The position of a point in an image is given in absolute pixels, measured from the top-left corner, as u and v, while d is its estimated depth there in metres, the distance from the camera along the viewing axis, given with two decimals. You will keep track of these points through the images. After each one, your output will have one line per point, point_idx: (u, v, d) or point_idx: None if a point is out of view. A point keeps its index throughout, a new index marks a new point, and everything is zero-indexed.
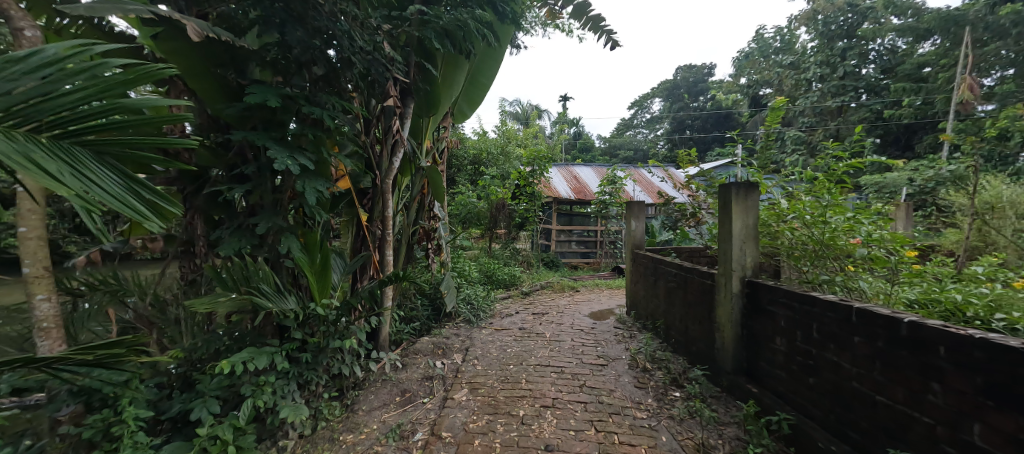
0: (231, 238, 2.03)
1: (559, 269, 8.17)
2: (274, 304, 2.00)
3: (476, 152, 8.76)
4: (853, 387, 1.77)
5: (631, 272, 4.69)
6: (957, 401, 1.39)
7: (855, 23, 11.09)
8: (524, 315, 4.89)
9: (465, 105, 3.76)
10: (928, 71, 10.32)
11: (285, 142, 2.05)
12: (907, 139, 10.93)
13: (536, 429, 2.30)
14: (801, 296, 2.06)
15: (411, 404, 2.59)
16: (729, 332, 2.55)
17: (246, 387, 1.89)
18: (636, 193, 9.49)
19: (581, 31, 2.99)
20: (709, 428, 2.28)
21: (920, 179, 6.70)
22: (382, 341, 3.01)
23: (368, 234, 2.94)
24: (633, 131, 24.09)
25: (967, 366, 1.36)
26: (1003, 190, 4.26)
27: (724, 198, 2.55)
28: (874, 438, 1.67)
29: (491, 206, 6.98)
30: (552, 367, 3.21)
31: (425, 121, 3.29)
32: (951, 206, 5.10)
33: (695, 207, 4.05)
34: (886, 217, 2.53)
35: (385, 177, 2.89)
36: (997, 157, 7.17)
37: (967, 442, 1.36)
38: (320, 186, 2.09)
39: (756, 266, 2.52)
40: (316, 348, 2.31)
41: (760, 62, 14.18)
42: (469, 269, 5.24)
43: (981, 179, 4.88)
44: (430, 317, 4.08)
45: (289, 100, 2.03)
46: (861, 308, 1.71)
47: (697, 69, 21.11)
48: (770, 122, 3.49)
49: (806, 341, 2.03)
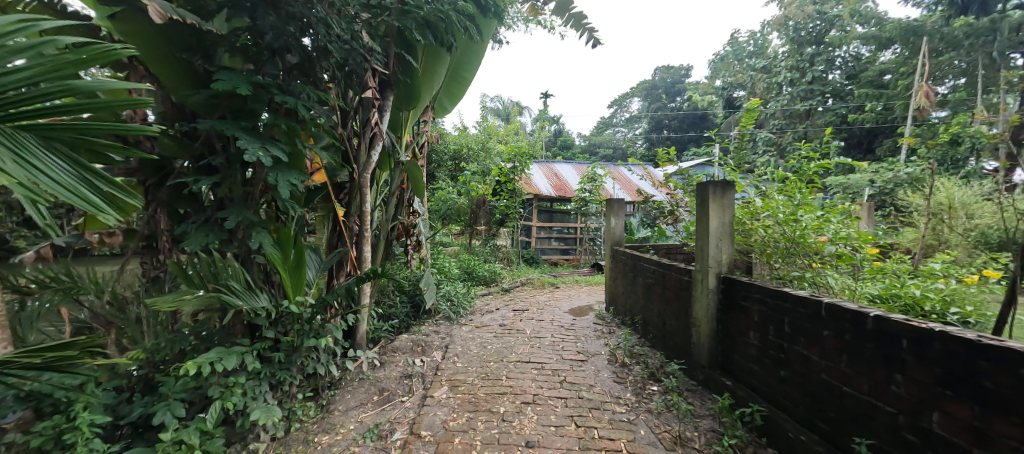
0: (197, 233, 1.92)
1: (539, 266, 8.21)
2: (243, 302, 1.92)
3: (456, 147, 8.67)
4: (821, 379, 1.83)
5: (610, 269, 4.73)
6: (916, 391, 1.45)
7: (823, 31, 11.46)
8: (504, 311, 4.89)
9: (446, 99, 3.69)
10: (889, 78, 10.73)
11: (256, 133, 1.95)
12: (868, 142, 11.49)
13: (517, 425, 2.29)
14: (773, 292, 2.12)
15: (389, 403, 2.54)
16: (704, 326, 2.62)
17: (214, 389, 1.80)
18: (615, 190, 9.64)
19: (563, 28, 2.98)
20: (685, 420, 2.32)
21: (880, 181, 7.02)
22: (360, 339, 2.93)
23: (345, 229, 2.86)
24: (612, 130, 24.35)
25: (927, 357, 1.41)
26: (955, 192, 4.54)
27: (701, 196, 2.59)
28: (839, 428, 1.74)
29: (472, 202, 6.95)
30: (532, 364, 3.21)
31: (405, 115, 3.24)
32: (908, 206, 5.41)
33: (673, 205, 4.13)
34: (851, 216, 2.69)
35: (363, 172, 2.83)
36: (949, 160, 7.61)
37: (926, 430, 1.42)
38: (294, 179, 2.00)
39: (732, 262, 2.57)
40: (289, 348, 2.22)
41: (734, 65, 14.76)
42: (449, 265, 5.20)
43: (936, 181, 5.15)
44: (409, 314, 4.01)
45: (260, 88, 1.94)
46: (830, 303, 1.77)
47: (676, 70, 21.35)
48: (745, 122, 3.58)
49: (777, 336, 2.10)
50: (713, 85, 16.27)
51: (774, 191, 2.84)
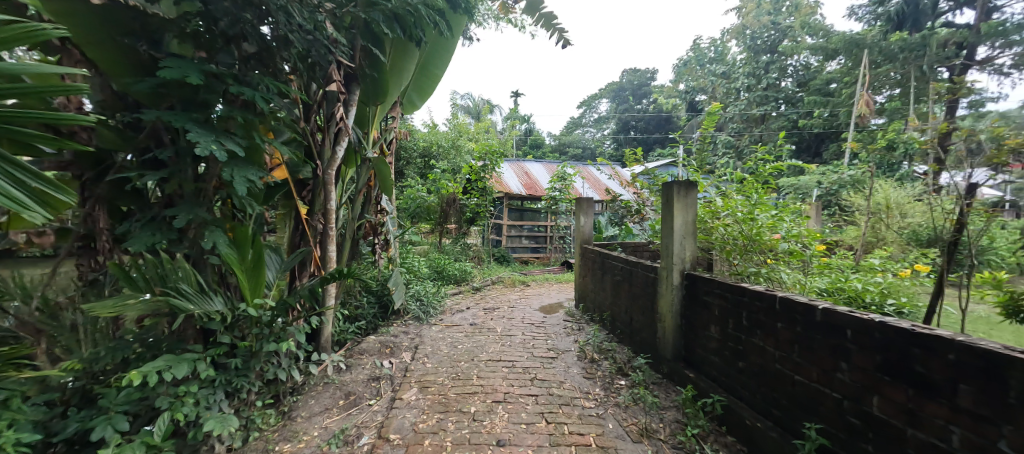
0: (141, 233, 1.77)
1: (510, 265, 8.22)
2: (195, 306, 1.81)
3: (426, 144, 8.57)
4: (775, 369, 1.94)
5: (580, 267, 4.80)
6: (860, 377, 1.55)
7: (776, 40, 12.59)
8: (475, 310, 4.87)
9: (415, 95, 3.62)
10: (835, 86, 11.42)
11: (209, 125, 1.83)
12: (816, 146, 12.33)
13: (487, 425, 2.28)
14: (732, 287, 2.21)
15: (356, 407, 2.46)
16: (669, 321, 2.71)
17: (162, 400, 1.67)
18: (584, 190, 9.80)
19: (533, 27, 2.98)
20: (652, 412, 2.39)
21: (826, 183, 7.52)
22: (324, 342, 2.83)
23: (308, 228, 2.75)
24: (581, 130, 24.75)
25: (868, 346, 1.52)
26: (891, 194, 4.93)
27: (666, 196, 2.67)
28: (791, 414, 1.84)
29: (442, 201, 6.99)
30: (503, 362, 3.21)
31: (372, 110, 3.15)
32: (851, 207, 5.81)
33: (640, 204, 4.25)
34: (802, 215, 2.87)
35: (327, 168, 2.74)
36: (886, 165, 8.23)
37: (867, 413, 1.53)
38: (252, 175, 1.89)
39: (695, 259, 2.67)
40: (247, 353, 2.10)
41: (696, 70, 15.39)
42: (418, 265, 5.12)
43: (875, 183, 5.55)
44: (377, 315, 3.90)
45: (214, 78, 1.82)
46: (783, 297, 1.87)
47: (642, 73, 21.80)
48: (706, 126, 3.73)
49: (736, 329, 2.20)
50: (677, 88, 16.87)
51: (733, 191, 2.98)
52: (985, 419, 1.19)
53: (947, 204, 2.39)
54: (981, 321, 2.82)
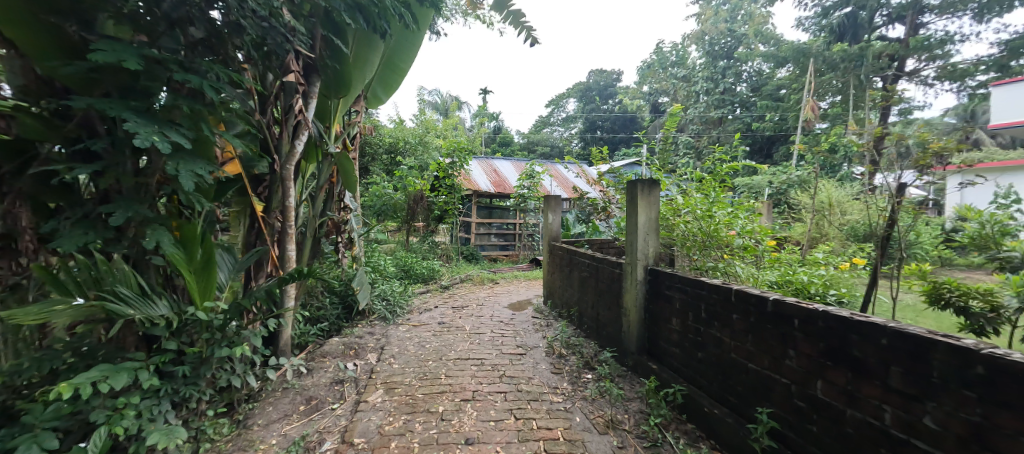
0: (72, 231, 1.61)
1: (478, 263, 8.18)
2: (135, 311, 1.67)
3: (391, 140, 8.37)
4: (731, 358, 2.04)
5: (548, 263, 4.85)
6: (805, 363, 1.66)
7: (732, 47, 13.34)
8: (443, 309, 4.82)
9: (380, 89, 3.51)
10: (785, 92, 12.14)
11: (150, 115, 1.69)
12: (768, 148, 13.20)
13: (456, 424, 2.26)
14: (692, 281, 2.31)
15: (318, 412, 2.36)
16: (633, 315, 2.78)
17: (98, 413, 1.53)
18: (552, 188, 9.91)
19: (501, 24, 2.96)
20: (617, 404, 2.46)
21: (777, 183, 8.00)
22: (283, 345, 2.70)
23: (264, 226, 2.61)
24: (549, 128, 24.97)
25: (813, 334, 1.62)
26: (833, 192, 5.31)
27: (630, 193, 2.74)
28: (745, 400, 1.95)
29: (408, 199, 6.86)
30: (472, 360, 3.19)
31: (333, 103, 3.03)
32: (799, 205, 6.22)
33: (606, 202, 4.33)
34: (755, 212, 3.04)
35: (285, 163, 2.61)
36: (829, 166, 8.86)
37: (811, 396, 1.64)
38: (199, 169, 1.76)
39: (658, 255, 2.76)
40: (196, 360, 1.97)
41: (659, 72, 15.91)
42: (384, 264, 4.99)
43: (820, 183, 5.96)
44: (340, 316, 3.78)
45: (156, 64, 1.68)
46: (738, 290, 1.97)
47: (607, 75, 22.23)
48: (668, 127, 3.87)
49: (695, 321, 2.29)
50: (641, 90, 17.39)
51: (692, 190, 3.11)
52: (912, 398, 1.30)
53: (880, 203, 2.60)
54: (909, 309, 3.10)
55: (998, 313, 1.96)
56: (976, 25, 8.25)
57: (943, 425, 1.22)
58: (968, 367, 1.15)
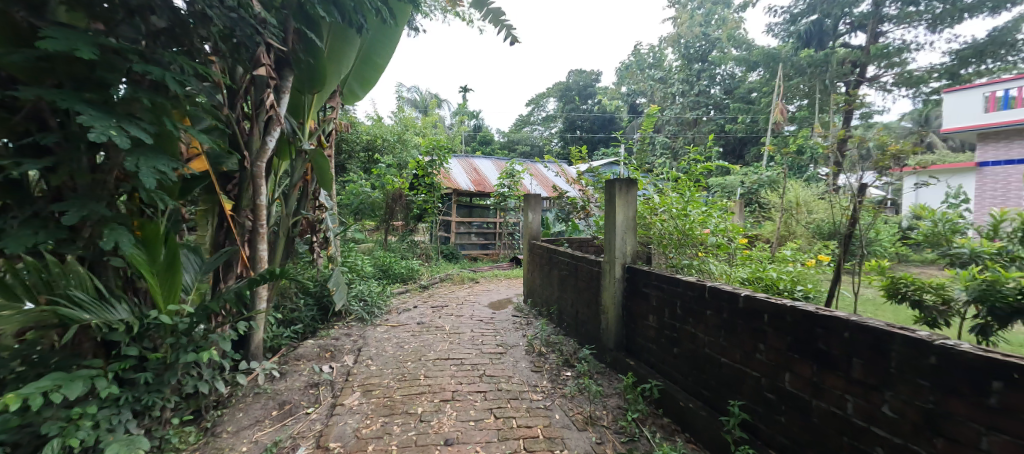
0: (19, 231, 1.50)
1: (458, 262, 8.14)
2: (92, 317, 1.59)
3: (369, 137, 8.22)
4: (705, 353, 2.10)
5: (528, 262, 4.87)
6: (774, 356, 1.72)
7: (706, 50, 13.72)
8: (422, 309, 4.76)
9: (356, 85, 3.44)
10: (755, 95, 12.58)
11: (108, 108, 1.59)
12: (740, 149, 13.65)
13: (435, 425, 2.23)
14: (668, 278, 2.36)
15: (292, 417, 2.29)
16: (611, 313, 2.83)
17: (50, 425, 1.44)
18: (532, 187, 9.95)
19: (481, 22, 2.94)
20: (595, 401, 2.49)
21: (748, 183, 8.28)
22: (255, 349, 2.61)
23: (234, 225, 2.51)
24: (529, 127, 25.04)
25: (781, 328, 1.68)
26: (800, 192, 5.54)
27: (608, 192, 2.78)
28: (718, 393, 2.00)
29: (387, 197, 6.76)
30: (451, 360, 3.17)
31: (307, 98, 2.95)
32: (768, 204, 6.46)
33: (585, 201, 4.33)
34: (727, 211, 3.13)
35: (256, 160, 2.51)
36: (796, 167, 9.22)
37: (779, 388, 1.70)
38: (162, 166, 1.67)
39: (635, 252, 2.81)
40: (160, 366, 1.88)
41: (637, 74, 16.20)
42: (362, 263, 4.90)
43: (788, 183, 6.20)
44: (316, 317, 3.68)
45: (113, 54, 1.58)
46: (712, 286, 2.03)
47: (586, 75, 22.39)
48: (646, 127, 3.94)
49: (671, 317, 2.35)
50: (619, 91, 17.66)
51: (669, 189, 3.17)
52: (872, 387, 1.36)
53: (843, 202, 2.72)
54: (869, 303, 3.27)
55: (949, 306, 2.09)
56: (930, 35, 8.72)
57: (900, 412, 1.29)
58: (922, 357, 1.22)
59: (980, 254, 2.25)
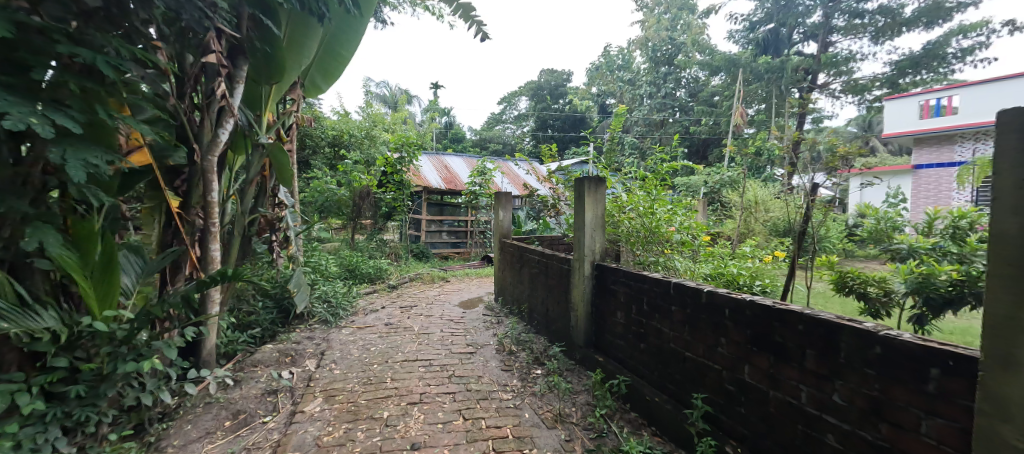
0: None
1: (429, 261, 8.00)
2: (12, 326, 1.43)
3: (335, 133, 7.93)
4: (670, 347, 2.15)
5: (499, 260, 4.86)
6: (735, 350, 1.78)
7: (672, 54, 14.20)
8: (391, 309, 4.64)
9: (319, 77, 3.29)
10: (718, 98, 13.10)
11: (28, 92, 1.43)
12: (704, 150, 14.19)
13: (401, 429, 2.17)
14: (635, 275, 2.40)
15: (247, 427, 2.17)
16: (581, 310, 2.85)
17: None
18: (503, 185, 9.93)
19: (451, 17, 2.88)
20: (565, 398, 2.50)
21: (712, 182, 8.61)
22: (206, 356, 2.45)
23: (182, 224, 2.35)
24: (501, 125, 24.99)
25: (741, 322, 1.74)
26: (759, 192, 5.81)
27: (578, 190, 2.79)
28: (683, 387, 2.06)
29: (353, 195, 6.58)
30: (420, 362, 3.11)
31: (264, 89, 2.79)
32: (730, 203, 6.74)
33: (556, 199, 4.36)
34: (692, 209, 3.23)
35: (206, 154, 2.35)
36: (755, 168, 9.68)
37: (739, 380, 1.76)
38: (94, 158, 1.53)
39: (604, 250, 2.84)
40: (95, 378, 1.72)
41: (607, 75, 16.51)
42: (327, 263, 4.71)
43: (748, 183, 6.48)
44: (275, 321, 3.51)
45: (35, 34, 1.43)
46: (676, 282, 2.08)
47: (558, 75, 22.54)
48: (615, 126, 4.01)
49: (638, 314, 2.39)
50: (590, 92, 17.95)
51: (636, 188, 3.24)
52: (824, 377, 1.43)
53: (797, 201, 2.87)
54: (820, 296, 3.46)
55: (890, 297, 2.23)
56: (873, 46, 9.32)
57: (849, 400, 1.36)
58: (868, 347, 1.29)
59: (916, 250, 2.42)
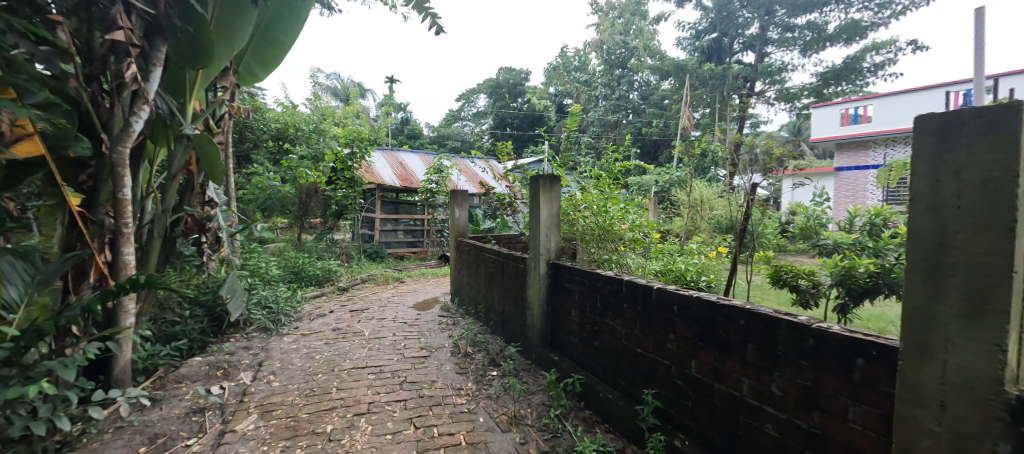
0: None
1: (383, 261, 7.71)
2: None
3: (279, 126, 7.44)
4: (622, 344, 2.18)
5: (455, 260, 4.76)
6: (683, 345, 1.83)
7: (625, 58, 14.73)
8: (340, 313, 4.41)
9: (257, 64, 2.99)
10: (667, 102, 13.74)
11: None
12: (655, 151, 14.82)
13: (346, 443, 2.04)
14: (589, 274, 2.42)
15: (167, 452, 1.94)
16: (536, 309, 2.84)
17: None
18: (461, 182, 9.78)
19: (404, 8, 2.75)
20: (520, 399, 2.47)
21: (662, 182, 8.99)
22: (120, 374, 2.18)
23: (87, 224, 2.05)
24: (459, 122, 24.69)
25: (689, 318, 1.79)
26: (705, 191, 6.13)
27: (533, 189, 2.77)
28: (634, 383, 2.10)
29: (299, 192, 6.18)
30: (370, 368, 2.96)
31: (189, 74, 2.51)
32: (679, 202, 7.06)
33: (512, 197, 4.34)
34: (643, 208, 3.32)
35: (117, 144, 2.08)
36: (700, 169, 10.25)
37: (687, 374, 1.81)
38: None
39: (559, 248, 2.84)
40: None
41: (563, 75, 16.80)
42: (268, 266, 4.39)
43: (695, 182, 6.82)
44: (207, 330, 3.20)
45: None
46: (628, 280, 2.11)
47: (516, 74, 22.59)
48: (570, 126, 4.04)
49: (592, 312, 2.41)
50: (548, 91, 18.17)
51: (590, 186, 3.28)
52: (763, 369, 1.50)
53: (738, 200, 3.03)
54: (759, 290, 3.68)
55: (817, 288, 2.40)
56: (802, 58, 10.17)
57: (785, 390, 1.43)
58: (803, 339, 1.36)
59: (840, 245, 2.63)
